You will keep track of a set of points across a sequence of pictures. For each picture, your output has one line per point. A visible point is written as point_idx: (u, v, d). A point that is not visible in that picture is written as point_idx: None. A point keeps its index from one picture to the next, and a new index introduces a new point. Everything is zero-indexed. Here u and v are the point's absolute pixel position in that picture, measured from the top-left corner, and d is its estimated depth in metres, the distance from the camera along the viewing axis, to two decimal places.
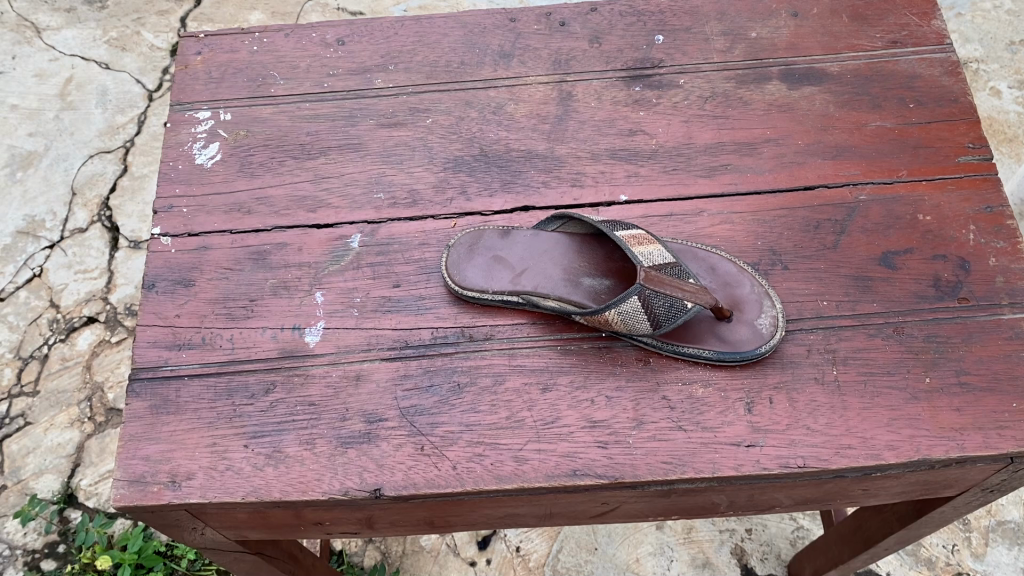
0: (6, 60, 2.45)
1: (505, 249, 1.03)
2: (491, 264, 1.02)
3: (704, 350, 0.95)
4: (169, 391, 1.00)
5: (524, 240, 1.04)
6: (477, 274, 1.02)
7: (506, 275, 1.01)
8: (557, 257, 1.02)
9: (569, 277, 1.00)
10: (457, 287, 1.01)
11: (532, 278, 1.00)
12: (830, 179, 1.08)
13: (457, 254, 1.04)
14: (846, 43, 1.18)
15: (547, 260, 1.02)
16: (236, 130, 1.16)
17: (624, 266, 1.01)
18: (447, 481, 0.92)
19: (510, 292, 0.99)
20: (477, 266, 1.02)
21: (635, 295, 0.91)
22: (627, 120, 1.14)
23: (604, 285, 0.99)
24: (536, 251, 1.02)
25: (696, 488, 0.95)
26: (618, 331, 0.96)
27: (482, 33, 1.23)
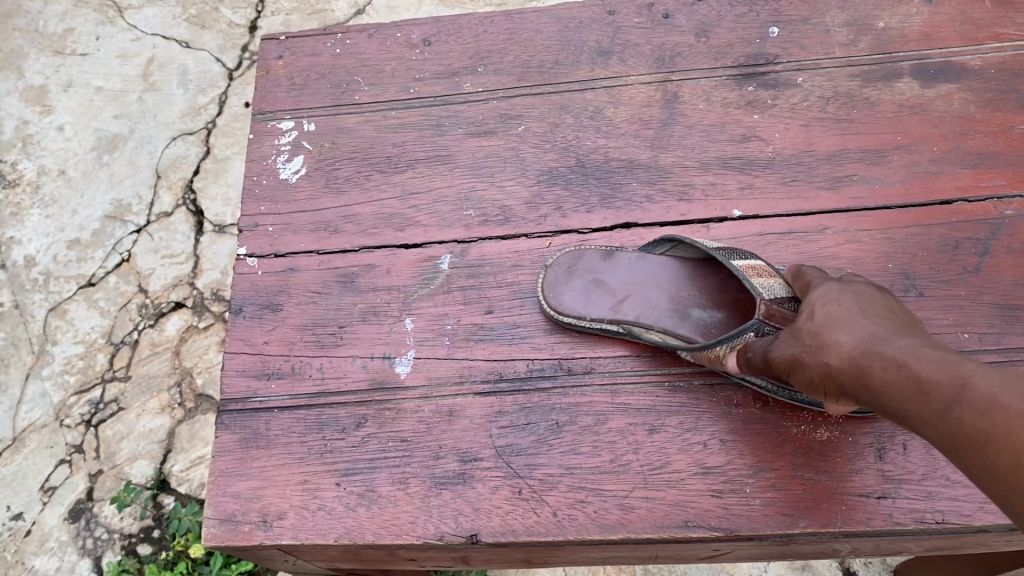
0: (90, 41, 2.42)
1: (606, 272, 0.96)
2: (590, 286, 0.95)
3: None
4: (259, 424, 0.96)
5: (628, 263, 0.96)
6: (574, 297, 0.94)
7: (607, 300, 0.93)
8: (664, 286, 0.94)
9: (677, 308, 0.92)
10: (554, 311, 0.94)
11: (636, 306, 0.92)
12: (971, 192, 0.96)
13: (556, 275, 0.96)
14: (989, 32, 1.05)
15: (652, 288, 0.94)
16: (321, 142, 1.11)
17: (738, 298, 0.93)
18: (548, 530, 0.87)
19: (611, 319, 0.92)
20: (574, 287, 0.95)
21: (751, 330, 0.83)
22: (739, 125, 1.04)
23: (715, 319, 0.91)
24: (641, 277, 0.95)
25: (818, 539, 0.88)
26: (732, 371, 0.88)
27: (578, 28, 1.13)
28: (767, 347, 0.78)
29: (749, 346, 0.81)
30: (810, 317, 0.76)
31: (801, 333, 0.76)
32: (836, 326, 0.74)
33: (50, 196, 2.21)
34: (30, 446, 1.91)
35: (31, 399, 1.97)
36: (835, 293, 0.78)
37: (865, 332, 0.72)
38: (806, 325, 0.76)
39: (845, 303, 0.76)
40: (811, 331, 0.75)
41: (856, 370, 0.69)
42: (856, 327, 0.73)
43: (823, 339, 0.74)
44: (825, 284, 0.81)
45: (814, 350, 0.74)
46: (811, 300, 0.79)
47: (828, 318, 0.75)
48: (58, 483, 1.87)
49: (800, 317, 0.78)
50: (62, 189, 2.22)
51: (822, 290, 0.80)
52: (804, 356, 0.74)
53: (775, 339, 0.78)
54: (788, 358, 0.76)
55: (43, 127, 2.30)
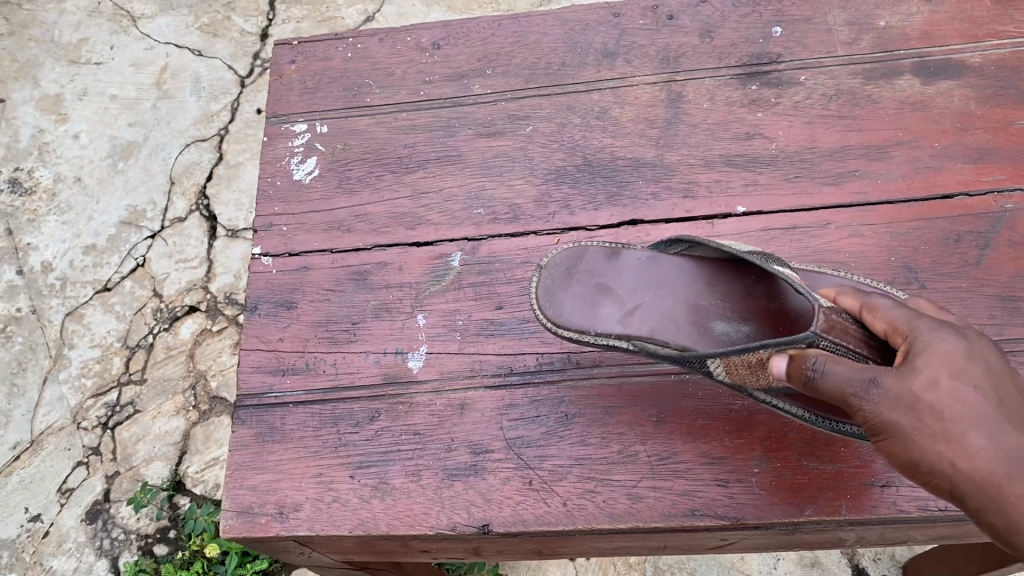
0: (104, 50, 2.46)
1: (610, 276, 0.94)
2: (593, 293, 0.93)
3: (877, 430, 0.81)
4: (275, 419, 0.99)
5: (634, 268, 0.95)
6: (577, 305, 0.92)
7: (612, 310, 0.92)
8: (674, 294, 0.92)
9: (688, 320, 0.91)
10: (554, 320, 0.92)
11: (645, 319, 0.90)
12: (971, 186, 0.98)
13: (556, 277, 0.95)
14: (989, 30, 1.07)
15: (661, 298, 0.92)
16: (333, 144, 1.13)
17: (767, 307, 0.90)
18: (558, 519, 0.89)
19: (618, 329, 0.90)
20: (576, 294, 0.93)
21: (807, 340, 0.76)
22: (742, 123, 1.06)
23: (740, 332, 0.89)
24: (648, 283, 0.93)
25: (824, 528, 0.90)
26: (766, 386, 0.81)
27: (584, 30, 1.16)
28: (863, 397, 0.72)
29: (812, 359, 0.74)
30: (932, 390, 0.70)
31: (919, 407, 0.70)
32: (968, 417, 0.69)
33: (66, 203, 2.25)
34: (48, 448, 1.94)
35: (48, 402, 2.00)
36: (961, 361, 0.72)
37: (1001, 435, 0.67)
38: (926, 399, 0.70)
39: (971, 380, 0.70)
40: (933, 411, 0.69)
41: (988, 481, 0.66)
42: (991, 426, 0.68)
43: (953, 432, 0.68)
44: (939, 337, 0.74)
45: (937, 439, 0.68)
46: (927, 357, 0.72)
47: (958, 401, 0.69)
48: (75, 484, 1.90)
49: (915, 378, 0.71)
50: (78, 196, 2.25)
51: (946, 347, 0.73)
52: (919, 438, 0.69)
53: (878, 394, 0.71)
54: (894, 429, 0.70)
55: (58, 135, 2.34)
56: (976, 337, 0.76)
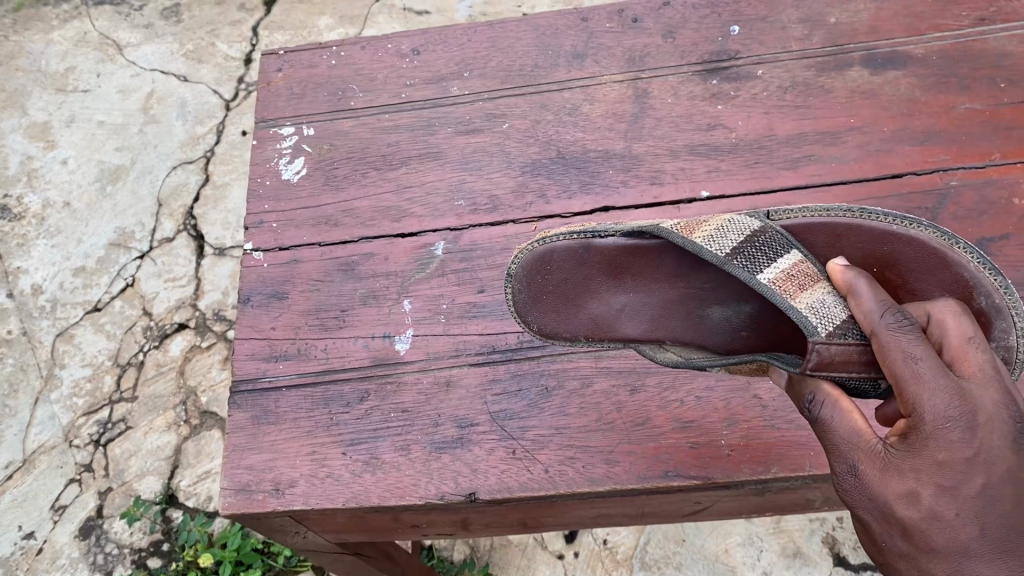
0: (90, 78, 2.50)
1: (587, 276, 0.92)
2: (572, 297, 0.93)
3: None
4: (269, 402, 1.03)
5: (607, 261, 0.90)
6: (557, 312, 0.94)
7: (597, 313, 0.93)
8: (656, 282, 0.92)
9: (676, 308, 0.93)
10: (542, 331, 0.95)
11: (631, 323, 0.93)
12: (919, 166, 1.05)
13: (534, 280, 0.92)
14: (931, 23, 1.15)
15: (644, 290, 0.93)
16: (320, 145, 1.19)
17: None
18: (540, 485, 0.94)
19: (607, 336, 0.93)
20: (554, 297, 0.93)
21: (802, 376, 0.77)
22: (705, 115, 1.13)
23: (743, 312, 0.91)
24: (628, 274, 0.92)
25: (791, 486, 0.95)
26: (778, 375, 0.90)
27: (554, 34, 1.23)
28: (841, 482, 0.67)
29: (810, 395, 0.74)
30: (908, 508, 0.62)
31: (890, 521, 0.63)
32: (938, 550, 0.60)
33: (55, 227, 2.29)
34: (41, 466, 1.97)
35: (40, 421, 2.02)
36: (961, 475, 0.60)
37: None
38: (898, 517, 0.62)
39: (958, 501, 0.60)
40: (904, 532, 0.62)
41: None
42: (960, 568, 0.59)
43: (917, 557, 0.61)
44: (939, 433, 0.62)
45: (903, 559, 0.63)
46: (916, 462, 0.62)
47: (930, 526, 0.61)
48: (68, 501, 1.92)
49: (894, 484, 0.63)
50: (67, 220, 2.29)
51: (950, 449, 0.61)
52: (888, 549, 0.64)
53: (855, 486, 0.66)
54: (867, 527, 0.66)
55: (47, 162, 2.38)
56: (1010, 426, 0.61)
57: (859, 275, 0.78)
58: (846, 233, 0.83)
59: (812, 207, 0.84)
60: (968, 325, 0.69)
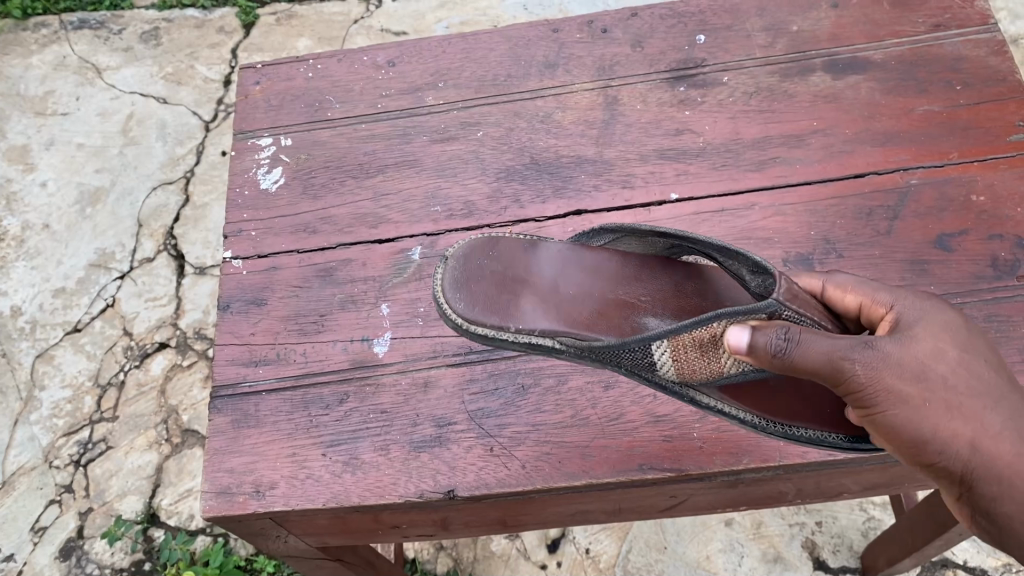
0: (70, 101, 2.52)
1: (527, 270, 0.96)
2: (509, 287, 0.95)
3: (832, 434, 0.84)
4: (249, 406, 1.04)
5: (551, 259, 0.97)
6: (492, 298, 0.94)
7: (534, 304, 0.94)
8: (594, 289, 0.96)
9: (614, 316, 0.94)
10: (465, 315, 0.92)
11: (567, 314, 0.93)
12: (880, 166, 1.08)
13: (474, 268, 0.96)
14: (889, 30, 1.19)
15: (582, 295, 0.95)
16: (298, 154, 1.22)
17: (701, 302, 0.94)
18: (518, 481, 0.95)
19: (538, 325, 0.92)
20: (493, 284, 0.95)
21: (771, 310, 0.77)
22: (673, 120, 1.16)
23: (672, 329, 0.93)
24: (568, 275, 0.96)
25: (762, 478, 0.98)
26: (713, 376, 0.85)
27: (527, 45, 1.26)
28: (868, 356, 0.70)
29: (778, 328, 0.72)
30: (941, 361, 0.72)
31: (930, 374, 0.71)
32: (976, 389, 0.72)
33: (35, 248, 2.28)
34: (20, 488, 1.95)
35: (20, 443, 2.00)
36: (960, 333, 0.75)
37: (1010, 411, 0.71)
38: (937, 369, 0.71)
39: (975, 353, 0.74)
40: (948, 380, 0.71)
41: (1006, 455, 0.69)
42: (1001, 402, 0.72)
43: (963, 404, 0.71)
44: (934, 310, 0.77)
45: (947, 413, 0.70)
46: (929, 328, 0.74)
47: (966, 373, 0.72)
48: (48, 523, 1.90)
49: (922, 346, 0.73)
50: (46, 241, 2.29)
51: (944, 316, 0.76)
52: (927, 406, 0.70)
53: (886, 355, 0.71)
54: (899, 393, 0.70)
55: (26, 184, 2.39)
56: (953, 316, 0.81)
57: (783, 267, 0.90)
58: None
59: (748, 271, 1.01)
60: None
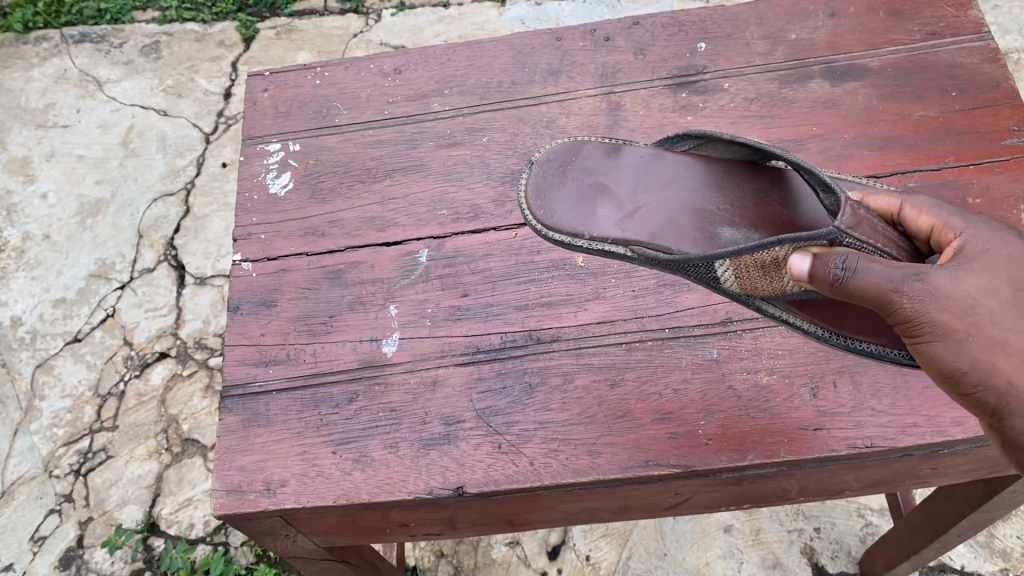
0: (71, 114, 2.53)
1: (610, 178, 1.02)
2: (590, 195, 1.01)
3: (891, 349, 0.87)
4: (259, 405, 1.06)
5: (634, 168, 1.03)
6: (573, 204, 1.01)
7: (610, 215, 0.99)
8: (673, 197, 1.00)
9: (690, 224, 0.97)
10: (546, 221, 1.00)
11: (639, 220, 0.98)
12: (878, 169, 1.10)
13: (557, 181, 1.03)
14: (885, 38, 1.22)
15: (659, 203, 1.00)
16: (306, 160, 1.24)
17: (780, 213, 0.96)
18: (526, 477, 0.96)
19: (611, 233, 0.97)
20: (576, 192, 1.02)
21: (831, 237, 0.81)
22: (675, 125, 1.18)
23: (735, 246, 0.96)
24: (650, 184, 1.01)
25: (767, 474, 0.99)
26: (777, 292, 0.88)
27: (530, 53, 1.29)
28: (916, 291, 0.73)
29: (835, 258, 0.77)
30: (991, 297, 0.74)
31: (977, 310, 0.73)
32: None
33: (35, 259, 2.29)
34: (21, 498, 1.94)
35: (20, 452, 1.99)
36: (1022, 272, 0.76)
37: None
38: (984, 305, 0.73)
39: None
40: (993, 317, 0.73)
41: None
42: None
43: (1011, 338, 0.72)
44: (999, 246, 0.78)
45: (989, 345, 0.72)
46: (985, 265, 0.76)
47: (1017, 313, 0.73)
48: (48, 532, 1.89)
49: (973, 281, 0.75)
50: (47, 252, 2.29)
51: (1007, 254, 0.77)
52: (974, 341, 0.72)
53: (937, 288, 0.73)
54: (947, 328, 0.73)
55: (27, 196, 2.39)
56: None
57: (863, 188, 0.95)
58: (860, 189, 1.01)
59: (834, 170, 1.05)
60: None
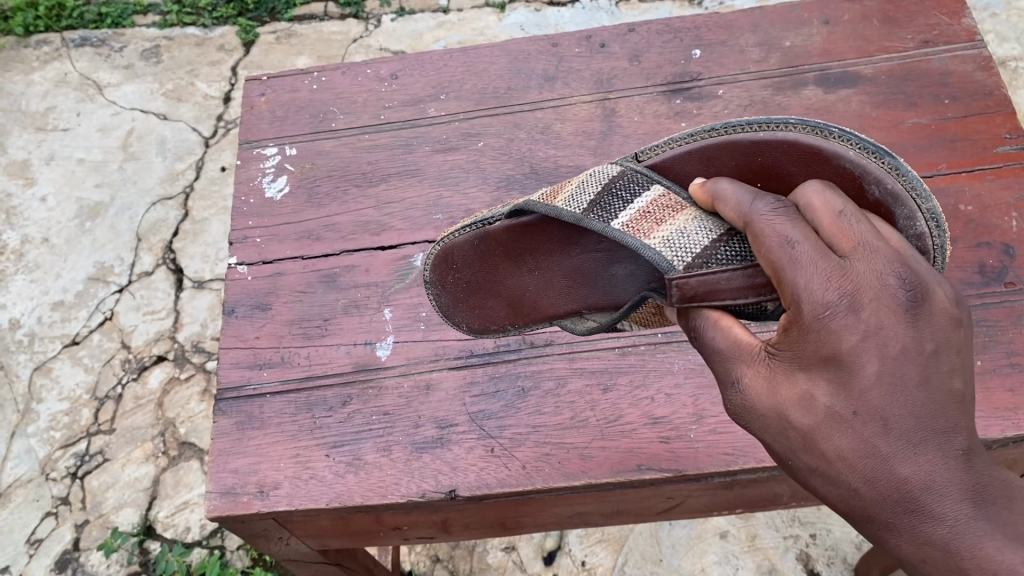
0: (71, 117, 2.54)
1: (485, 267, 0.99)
2: (490, 289, 1.00)
3: None
4: (253, 408, 1.06)
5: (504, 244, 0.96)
6: (483, 306, 1.01)
7: (519, 304, 0.99)
8: (553, 261, 0.95)
9: (580, 282, 0.94)
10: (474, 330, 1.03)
11: (546, 305, 0.97)
12: None
13: (450, 282, 1.02)
14: (879, 46, 1.22)
15: (549, 273, 0.96)
16: (302, 164, 1.25)
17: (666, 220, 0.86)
18: (518, 480, 0.97)
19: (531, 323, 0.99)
20: (478, 288, 1.01)
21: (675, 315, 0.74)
22: (669, 132, 1.19)
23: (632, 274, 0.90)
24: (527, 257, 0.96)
25: (758, 479, 0.99)
26: None
27: (526, 59, 1.29)
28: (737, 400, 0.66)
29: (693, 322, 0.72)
30: (804, 410, 0.60)
31: (787, 433, 0.61)
32: (845, 447, 0.58)
33: (34, 262, 2.29)
34: (17, 500, 1.94)
35: (17, 455, 2.00)
36: (849, 365, 0.58)
37: (880, 465, 0.57)
38: (796, 426, 0.61)
39: (857, 395, 0.58)
40: (804, 440, 0.60)
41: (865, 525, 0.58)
42: (872, 464, 0.57)
43: (824, 460, 0.60)
44: (823, 329, 0.59)
45: (807, 469, 0.61)
46: (801, 361, 0.61)
47: (833, 431, 0.59)
48: (45, 535, 1.89)
49: (788, 389, 0.61)
50: (46, 255, 2.30)
51: (832, 341, 0.58)
52: (795, 462, 0.62)
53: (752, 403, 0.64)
54: (769, 444, 0.64)
55: (27, 199, 2.40)
56: (892, 291, 0.59)
57: (719, 180, 0.72)
58: (719, 152, 0.79)
59: (679, 137, 0.82)
60: (835, 199, 0.63)
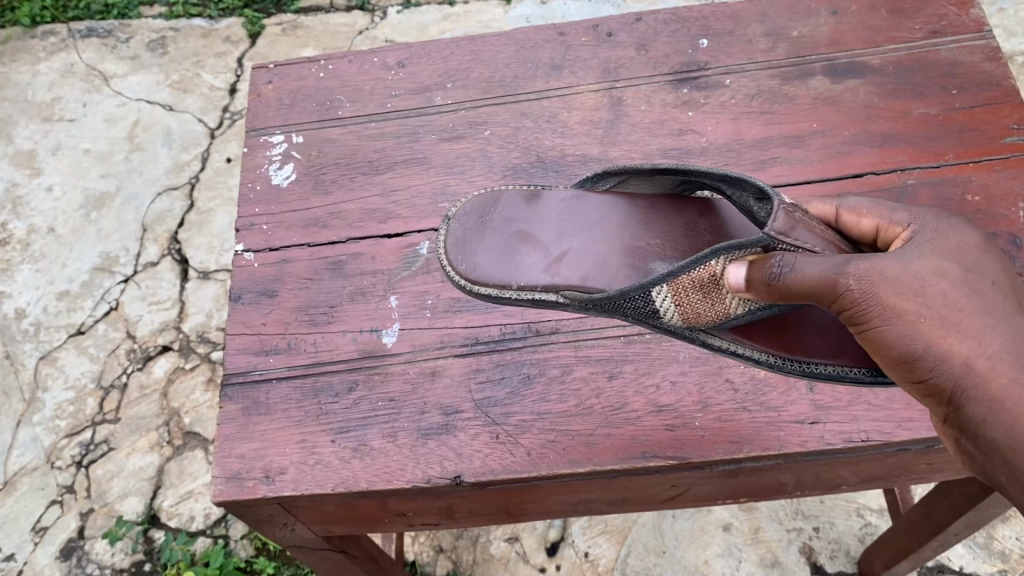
0: (77, 108, 2.54)
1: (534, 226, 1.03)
2: (513, 245, 1.02)
3: (852, 369, 0.84)
4: (259, 393, 1.06)
5: (555, 211, 1.04)
6: (498, 257, 1.01)
7: (540, 261, 0.99)
8: (594, 240, 1.01)
9: (617, 263, 0.98)
10: (471, 279, 1.00)
11: (568, 268, 0.98)
12: (878, 166, 1.10)
13: (479, 229, 1.04)
14: (887, 36, 1.22)
15: (587, 246, 1.00)
16: (309, 152, 1.25)
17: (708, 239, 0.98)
18: (523, 467, 0.97)
19: (540, 281, 0.98)
20: (500, 243, 1.02)
21: (764, 245, 0.79)
22: (676, 121, 1.18)
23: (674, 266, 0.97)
24: (573, 229, 1.02)
25: (763, 467, 0.99)
26: (718, 318, 0.88)
27: (533, 48, 1.29)
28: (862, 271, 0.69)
29: (776, 258, 0.75)
30: (941, 277, 0.69)
31: (927, 292, 0.68)
32: (981, 308, 0.68)
33: (39, 252, 2.29)
34: (22, 488, 1.94)
35: (22, 443, 2.00)
36: (976, 257, 0.72)
37: (1013, 333, 0.66)
38: (935, 285, 0.68)
39: (985, 277, 0.70)
40: (945, 297, 0.68)
41: (997, 375, 0.64)
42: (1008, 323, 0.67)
43: (962, 324, 0.67)
44: (951, 229, 0.74)
45: (940, 326, 0.67)
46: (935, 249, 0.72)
47: (970, 294, 0.68)
48: (50, 523, 1.89)
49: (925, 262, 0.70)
50: (52, 245, 2.30)
51: (962, 239, 0.73)
52: (925, 321, 0.67)
53: (884, 271, 0.69)
54: (895, 312, 0.68)
55: (32, 189, 2.40)
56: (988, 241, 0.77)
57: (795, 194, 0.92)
58: None
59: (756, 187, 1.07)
60: None
